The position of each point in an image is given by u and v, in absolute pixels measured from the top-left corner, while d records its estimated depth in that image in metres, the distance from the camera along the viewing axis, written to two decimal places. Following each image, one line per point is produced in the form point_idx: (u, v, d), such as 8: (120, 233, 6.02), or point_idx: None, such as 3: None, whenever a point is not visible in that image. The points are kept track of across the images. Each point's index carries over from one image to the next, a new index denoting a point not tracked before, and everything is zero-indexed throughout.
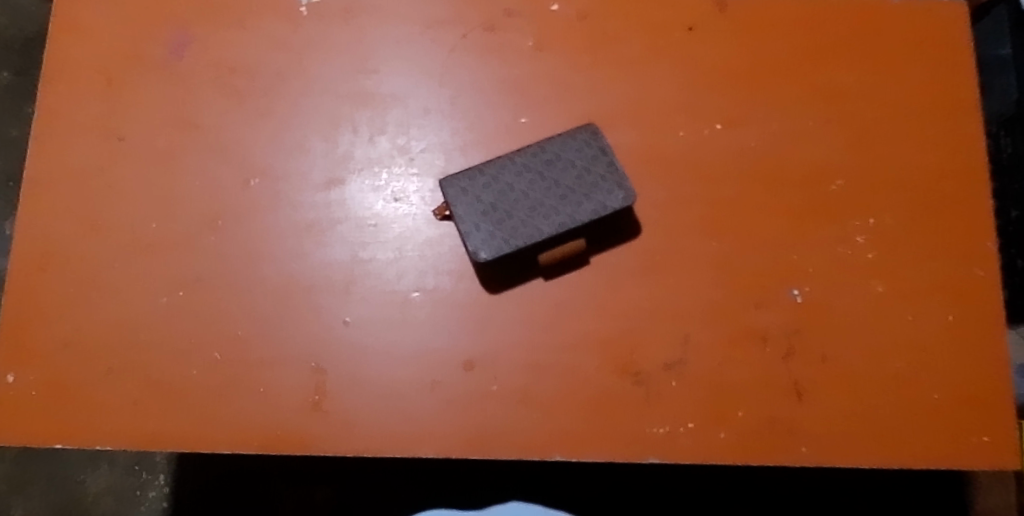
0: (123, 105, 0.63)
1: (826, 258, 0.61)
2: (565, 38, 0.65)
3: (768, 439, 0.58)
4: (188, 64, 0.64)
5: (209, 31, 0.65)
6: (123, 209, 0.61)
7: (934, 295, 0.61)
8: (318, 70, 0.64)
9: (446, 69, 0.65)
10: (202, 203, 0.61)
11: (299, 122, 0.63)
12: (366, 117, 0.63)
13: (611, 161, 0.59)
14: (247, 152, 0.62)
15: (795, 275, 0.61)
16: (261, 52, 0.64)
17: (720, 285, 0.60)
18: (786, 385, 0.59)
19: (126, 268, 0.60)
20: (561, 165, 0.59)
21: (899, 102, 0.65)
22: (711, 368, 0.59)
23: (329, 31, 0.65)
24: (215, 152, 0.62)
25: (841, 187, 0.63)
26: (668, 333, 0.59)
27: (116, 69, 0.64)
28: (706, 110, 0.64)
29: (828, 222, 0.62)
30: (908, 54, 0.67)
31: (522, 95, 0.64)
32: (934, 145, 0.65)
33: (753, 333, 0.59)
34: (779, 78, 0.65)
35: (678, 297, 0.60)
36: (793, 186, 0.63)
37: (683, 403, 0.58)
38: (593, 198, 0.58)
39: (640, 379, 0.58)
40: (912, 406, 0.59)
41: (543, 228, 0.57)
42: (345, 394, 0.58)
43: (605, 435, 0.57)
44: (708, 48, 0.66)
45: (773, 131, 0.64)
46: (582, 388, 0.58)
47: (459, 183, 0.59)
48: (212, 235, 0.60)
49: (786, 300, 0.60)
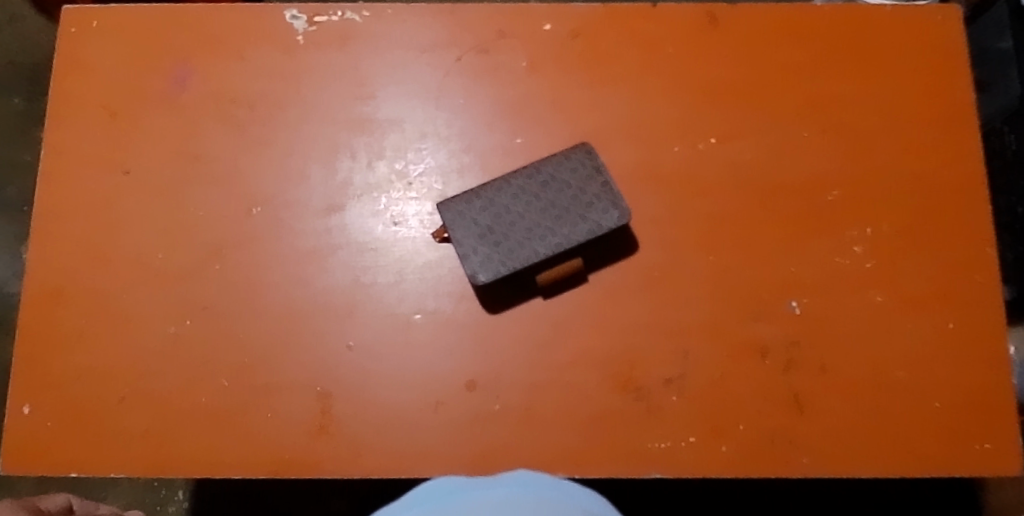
0: (127, 139, 0.64)
1: (822, 268, 0.62)
2: (557, 57, 0.66)
3: (769, 452, 0.58)
4: (189, 96, 0.65)
5: (208, 63, 0.66)
6: (129, 242, 0.62)
7: (934, 301, 0.61)
8: (315, 98, 0.65)
9: (441, 91, 0.65)
10: (206, 233, 0.62)
11: (299, 149, 0.64)
12: (364, 142, 0.64)
13: (605, 180, 0.60)
14: (248, 182, 0.63)
15: (794, 287, 0.61)
16: (258, 82, 0.65)
17: (717, 299, 0.61)
18: (786, 396, 0.59)
19: (135, 299, 0.61)
20: (556, 186, 0.60)
21: (894, 109, 0.65)
22: (711, 382, 0.59)
23: (325, 58, 0.66)
24: (217, 182, 0.63)
25: (838, 197, 0.63)
26: (668, 348, 0.60)
27: (119, 103, 0.65)
28: (700, 123, 0.65)
29: (824, 233, 0.62)
30: (902, 62, 0.67)
31: (517, 115, 0.65)
32: (931, 150, 0.65)
33: (753, 346, 0.60)
34: (774, 90, 0.65)
35: (676, 312, 0.61)
36: (789, 198, 0.63)
37: (683, 417, 0.59)
38: (588, 218, 0.59)
39: (639, 395, 0.59)
40: (911, 414, 0.59)
41: (539, 249, 0.58)
42: (350, 417, 0.59)
43: (607, 451, 0.58)
44: (700, 63, 0.66)
45: (769, 143, 0.64)
46: (582, 405, 0.59)
47: (456, 207, 0.59)
48: (216, 264, 0.62)
49: (785, 312, 0.61)
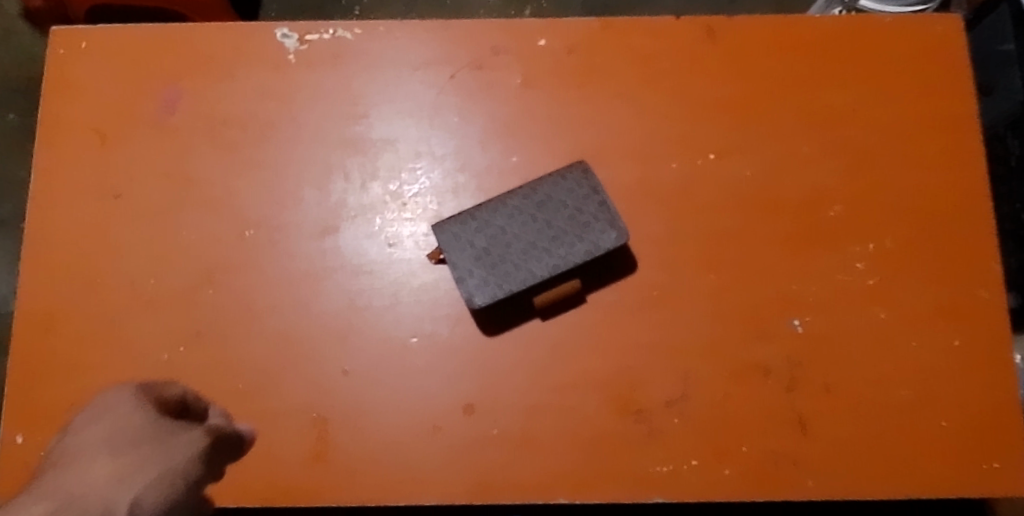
0: (117, 163, 0.64)
1: (825, 286, 0.61)
2: (553, 73, 0.65)
3: (774, 475, 0.57)
4: (179, 118, 0.64)
5: (199, 84, 0.65)
6: (121, 267, 0.61)
7: (938, 318, 0.60)
8: (307, 118, 0.64)
9: (435, 110, 0.64)
10: (198, 257, 0.61)
11: (291, 171, 0.63)
12: (357, 163, 0.63)
13: (602, 199, 0.59)
14: (240, 205, 0.62)
15: (796, 305, 0.60)
16: (250, 103, 0.65)
17: (718, 319, 0.60)
18: (790, 417, 0.58)
19: (127, 326, 0.60)
20: (552, 206, 0.59)
21: (895, 122, 0.64)
22: (713, 403, 0.58)
23: (317, 78, 0.65)
24: (209, 205, 0.63)
25: (839, 212, 0.62)
26: (668, 370, 0.59)
27: (110, 126, 0.64)
28: (698, 139, 0.64)
29: (826, 250, 0.61)
30: (903, 73, 0.65)
31: (512, 133, 0.64)
32: (933, 163, 0.64)
33: (754, 366, 0.59)
34: (773, 104, 0.64)
35: (676, 332, 0.60)
36: (790, 215, 0.62)
37: (685, 440, 0.58)
38: (585, 238, 0.58)
39: (640, 417, 0.58)
40: (918, 434, 0.58)
41: (536, 271, 0.57)
42: (347, 444, 0.58)
43: (608, 475, 0.57)
44: (698, 77, 0.65)
45: (769, 158, 0.63)
46: (582, 428, 0.58)
47: (452, 228, 0.59)
48: (210, 289, 0.61)
49: (787, 331, 0.60)
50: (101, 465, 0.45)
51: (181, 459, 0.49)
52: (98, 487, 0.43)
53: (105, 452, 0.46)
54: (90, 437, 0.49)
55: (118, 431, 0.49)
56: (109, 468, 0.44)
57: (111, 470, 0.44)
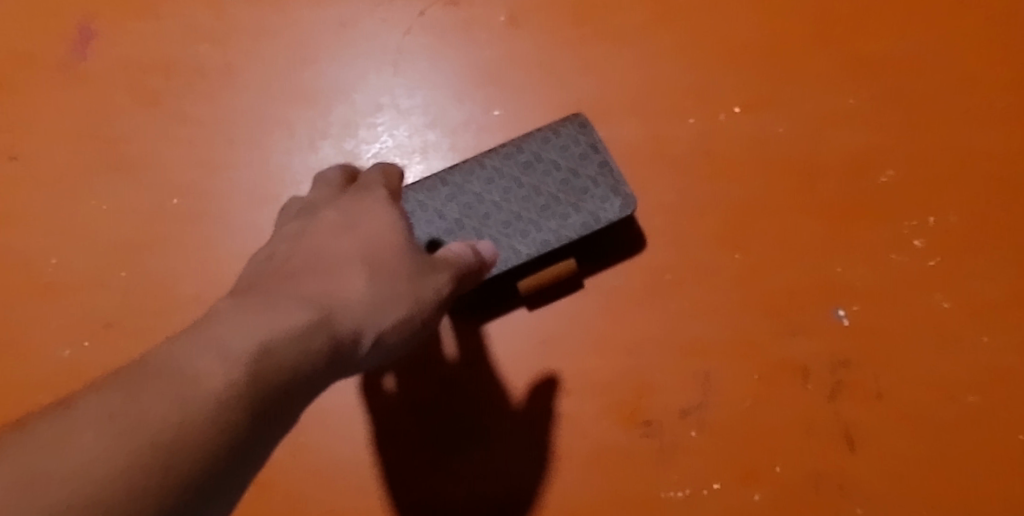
0: (16, 118, 0.52)
1: (875, 268, 0.49)
2: (543, 11, 0.54)
3: (814, 502, 0.46)
4: (91, 63, 0.53)
5: (116, 24, 0.54)
6: (17, 244, 0.50)
7: (1019, 307, 0.48)
8: (245, 64, 0.53)
9: (400, 53, 0.53)
10: (110, 232, 0.50)
11: (224, 127, 0.52)
12: (304, 117, 0.52)
13: (604, 160, 0.48)
14: (162, 169, 0.51)
15: (840, 292, 0.49)
16: (177, 46, 0.54)
17: (744, 309, 0.49)
18: (834, 430, 0.47)
19: (22, 316, 0.49)
20: (542, 168, 0.48)
21: (961, 69, 0.53)
22: (739, 413, 0.47)
23: (257, 16, 0.54)
24: (124, 169, 0.51)
25: (892, 178, 0.51)
26: (683, 371, 0.48)
27: (9, 74, 0.53)
28: (720, 90, 0.52)
29: (876, 224, 0.50)
30: (968, 12, 0.54)
31: (494, 82, 0.52)
32: (1011, 118, 0.51)
33: (789, 366, 0.48)
34: (809, 49, 0.53)
35: (693, 325, 0.49)
36: (832, 181, 0.51)
37: (705, 458, 0.47)
38: (582, 208, 0.47)
39: (649, 431, 0.47)
40: (995, 452, 0.46)
41: (520, 248, 0.46)
42: (290, 460, 0.48)
43: (609, 501, 0.46)
44: (718, 17, 0.54)
45: (806, 113, 0.52)
46: (578, 442, 0.47)
47: (416, 195, 0.47)
48: (122, 271, 0.50)
49: (830, 323, 0.48)
50: (295, 302, 0.31)
51: (380, 325, 0.34)
52: (281, 323, 0.29)
53: (303, 292, 0.32)
54: (328, 249, 0.35)
55: (382, 244, 0.36)
56: (297, 308, 0.30)
57: (305, 311, 0.31)
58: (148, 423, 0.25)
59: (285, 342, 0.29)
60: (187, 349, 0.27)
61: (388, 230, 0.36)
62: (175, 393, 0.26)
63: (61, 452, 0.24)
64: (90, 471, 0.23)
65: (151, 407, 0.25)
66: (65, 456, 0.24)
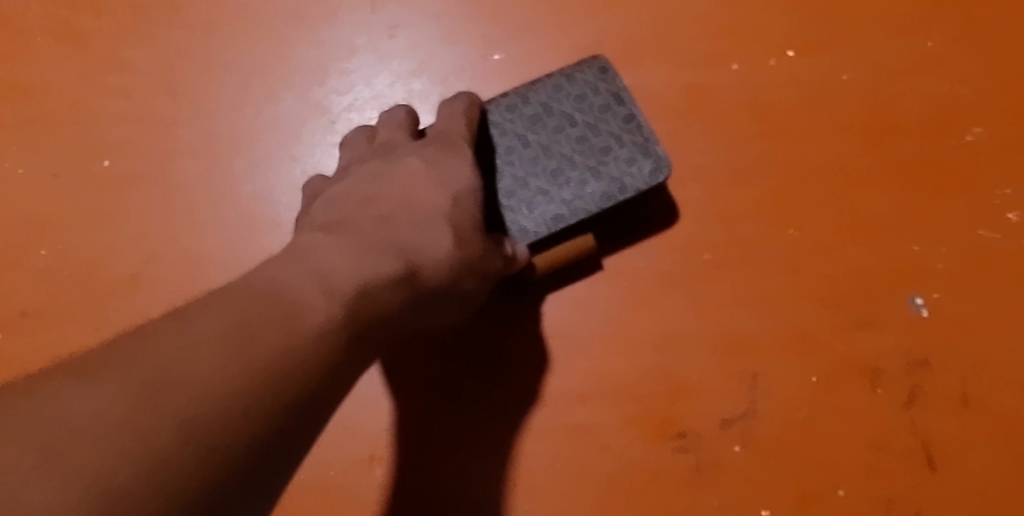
0: None
1: (960, 246, 0.40)
2: None
3: None
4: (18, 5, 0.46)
5: None
6: None
7: None
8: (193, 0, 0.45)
9: None
10: (34, 202, 0.42)
11: (167, 76, 0.44)
12: (262, 62, 0.44)
13: (629, 113, 0.39)
14: (93, 126, 0.43)
15: (917, 275, 0.40)
16: None
17: (797, 295, 0.40)
18: (909, 447, 0.38)
19: None
20: (553, 123, 0.39)
21: None
22: (791, 423, 0.38)
23: None
24: (51, 127, 0.44)
25: (979, 136, 0.41)
26: (723, 371, 0.39)
27: None
28: (765, 30, 0.43)
29: (961, 192, 0.40)
30: None
31: (493, 20, 0.44)
32: None
33: (853, 367, 0.39)
34: None
35: (735, 315, 0.40)
36: (904, 139, 0.41)
37: (750, 479, 0.38)
38: (603, 173, 0.38)
39: (683, 445, 0.39)
40: None
41: (526, 224, 0.37)
42: None
43: None
44: None
45: (870, 56, 0.43)
46: (595, 458, 0.39)
47: None
48: (44, 248, 0.42)
49: (904, 314, 0.39)
50: (383, 244, 0.29)
51: (457, 280, 0.32)
52: (373, 264, 0.28)
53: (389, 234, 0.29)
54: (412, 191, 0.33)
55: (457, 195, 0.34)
56: (387, 253, 0.28)
57: (396, 258, 0.29)
58: (258, 352, 0.23)
59: (381, 286, 0.27)
60: (288, 275, 0.25)
61: (473, 186, 0.34)
62: (285, 317, 0.24)
63: (172, 368, 0.21)
64: (206, 385, 0.21)
65: (261, 337, 0.23)
66: (180, 371, 0.21)
